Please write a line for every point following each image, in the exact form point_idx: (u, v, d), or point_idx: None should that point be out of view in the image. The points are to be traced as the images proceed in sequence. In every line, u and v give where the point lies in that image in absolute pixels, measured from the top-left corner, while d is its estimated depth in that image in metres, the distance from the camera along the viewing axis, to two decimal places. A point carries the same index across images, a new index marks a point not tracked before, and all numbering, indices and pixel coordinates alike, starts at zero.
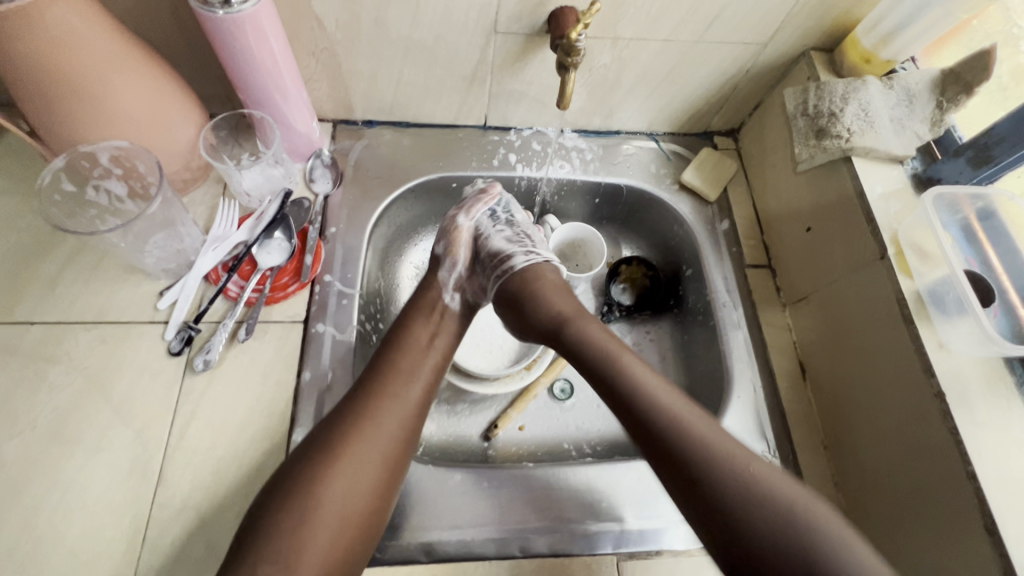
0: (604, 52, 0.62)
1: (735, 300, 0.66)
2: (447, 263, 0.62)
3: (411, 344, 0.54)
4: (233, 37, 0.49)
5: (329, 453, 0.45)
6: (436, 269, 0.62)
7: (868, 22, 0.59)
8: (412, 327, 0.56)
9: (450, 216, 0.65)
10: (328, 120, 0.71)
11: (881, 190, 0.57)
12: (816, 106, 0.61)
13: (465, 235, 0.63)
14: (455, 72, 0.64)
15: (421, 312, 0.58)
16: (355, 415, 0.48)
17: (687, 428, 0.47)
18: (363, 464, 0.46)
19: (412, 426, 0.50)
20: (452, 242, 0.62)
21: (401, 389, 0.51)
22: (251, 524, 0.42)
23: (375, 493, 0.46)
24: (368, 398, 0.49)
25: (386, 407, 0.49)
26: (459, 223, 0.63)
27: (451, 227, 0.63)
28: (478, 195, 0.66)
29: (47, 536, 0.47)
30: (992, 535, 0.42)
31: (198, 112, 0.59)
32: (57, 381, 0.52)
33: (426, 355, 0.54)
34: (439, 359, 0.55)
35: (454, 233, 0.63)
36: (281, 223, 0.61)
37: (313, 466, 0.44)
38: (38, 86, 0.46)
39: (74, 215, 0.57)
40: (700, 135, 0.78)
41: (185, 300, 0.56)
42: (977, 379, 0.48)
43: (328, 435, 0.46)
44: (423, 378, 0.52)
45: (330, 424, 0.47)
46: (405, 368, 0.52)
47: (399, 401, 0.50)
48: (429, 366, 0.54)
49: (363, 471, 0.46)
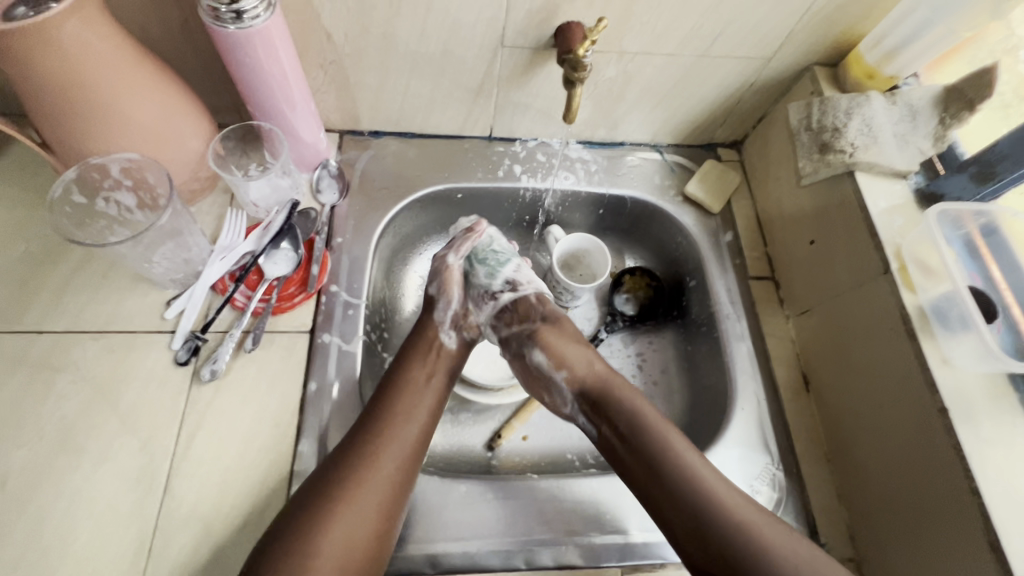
0: (610, 65, 0.62)
1: (739, 312, 0.67)
2: (441, 304, 0.61)
3: (409, 385, 0.55)
4: (245, 51, 0.50)
5: (326, 500, 0.46)
6: (431, 310, 0.61)
7: (871, 38, 0.60)
8: (411, 367, 0.56)
9: (439, 254, 0.63)
10: (335, 130, 0.72)
11: (885, 205, 0.57)
12: (820, 121, 0.62)
13: (455, 275, 0.61)
14: (462, 85, 0.64)
15: (422, 351, 0.58)
16: (352, 459, 0.48)
17: (698, 476, 0.49)
18: (360, 510, 0.46)
19: (410, 467, 0.50)
20: (445, 282, 0.61)
21: (397, 432, 0.51)
22: (251, 573, 0.43)
23: (371, 539, 0.46)
24: (365, 441, 0.50)
25: (383, 451, 0.49)
26: (448, 262, 0.62)
27: (443, 266, 0.62)
28: (466, 234, 0.64)
29: (53, 547, 0.47)
30: (997, 552, 0.42)
31: (207, 124, 0.59)
32: (64, 390, 0.53)
33: (422, 396, 0.54)
34: (438, 399, 0.55)
35: (445, 273, 0.61)
36: (288, 234, 0.61)
37: (310, 513, 0.45)
38: (52, 100, 0.47)
39: (83, 225, 0.57)
40: (704, 147, 0.78)
41: (192, 309, 0.57)
42: (981, 395, 0.48)
43: (327, 479, 0.47)
44: (420, 419, 0.53)
45: (330, 469, 0.48)
46: (400, 410, 0.53)
47: (396, 444, 0.50)
48: (426, 407, 0.54)
49: (361, 518, 0.46)
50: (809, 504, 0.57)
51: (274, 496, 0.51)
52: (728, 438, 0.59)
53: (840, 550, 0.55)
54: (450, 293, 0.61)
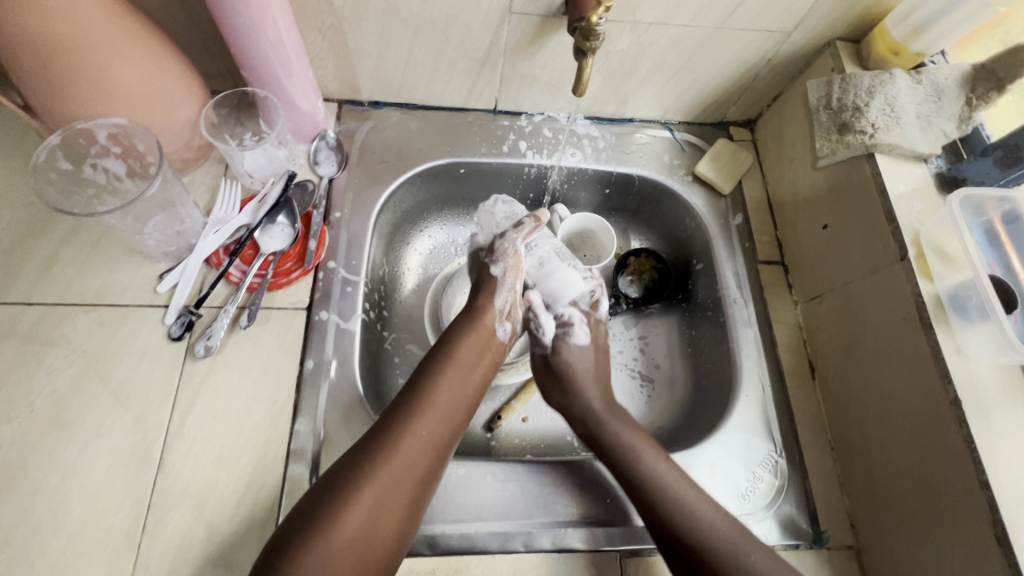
0: (622, 37, 0.59)
1: (747, 297, 0.65)
2: (503, 289, 0.59)
3: (448, 376, 0.53)
4: (237, 12, 0.47)
5: (355, 482, 0.45)
6: (491, 294, 0.59)
7: (899, 12, 0.57)
8: (448, 359, 0.54)
9: (505, 236, 0.61)
10: (334, 100, 0.69)
11: (904, 189, 0.55)
12: (840, 99, 0.60)
13: (523, 265, 0.61)
14: (467, 54, 0.62)
15: (469, 334, 0.56)
16: (382, 446, 0.47)
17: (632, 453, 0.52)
18: (385, 497, 0.45)
19: (442, 457, 0.49)
20: (513, 268, 0.60)
21: (427, 425, 0.49)
22: (280, 543, 0.42)
23: (393, 529, 0.45)
24: (390, 432, 0.48)
25: (415, 438, 0.48)
26: (518, 247, 0.60)
27: (512, 249, 0.60)
28: (532, 220, 0.62)
29: (45, 522, 0.46)
30: (1002, 546, 0.42)
31: (199, 90, 0.56)
32: (55, 364, 0.51)
33: (464, 386, 0.53)
34: (469, 398, 0.53)
35: (515, 259, 0.60)
36: (285, 207, 0.59)
37: (333, 498, 0.44)
38: (37, 65, 0.45)
39: (70, 195, 0.55)
40: (716, 125, 0.75)
41: (185, 284, 0.55)
42: (995, 387, 0.47)
43: (364, 457, 0.46)
44: (459, 409, 0.52)
45: (364, 445, 0.47)
46: (441, 397, 0.51)
47: (430, 430, 0.49)
48: (462, 398, 0.52)
49: (388, 504, 0.45)
50: (810, 494, 0.56)
51: (271, 475, 0.50)
52: (731, 424, 0.58)
53: (840, 537, 0.55)
54: (514, 281, 0.60)
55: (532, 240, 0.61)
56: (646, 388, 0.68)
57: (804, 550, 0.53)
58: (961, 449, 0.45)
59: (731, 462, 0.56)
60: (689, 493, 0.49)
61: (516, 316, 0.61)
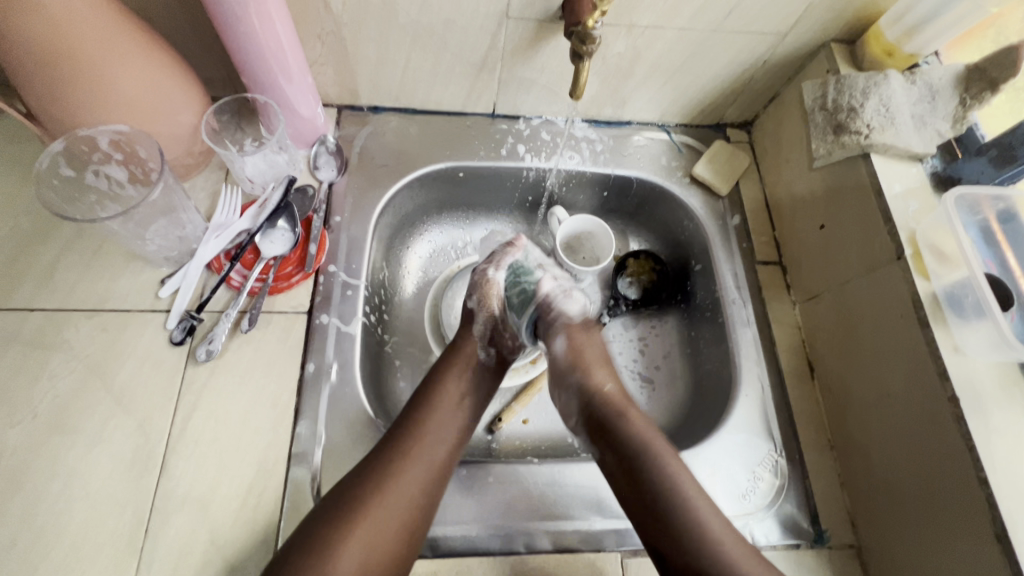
0: (619, 40, 0.60)
1: (745, 297, 0.65)
2: (481, 318, 0.60)
3: (438, 408, 0.53)
4: (238, 19, 0.48)
5: (347, 519, 0.45)
6: (470, 325, 0.59)
7: (892, 14, 0.57)
8: (450, 380, 0.55)
9: (478, 269, 0.62)
10: (333, 106, 0.69)
11: (900, 188, 0.56)
12: (835, 100, 0.60)
13: (498, 289, 0.61)
14: (465, 58, 0.62)
15: (453, 365, 0.56)
16: (374, 480, 0.47)
17: (658, 461, 0.50)
18: (388, 513, 0.46)
19: (435, 491, 0.49)
20: (486, 296, 0.60)
21: (424, 452, 0.50)
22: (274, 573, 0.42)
23: (394, 551, 0.45)
24: (386, 461, 0.48)
25: (406, 473, 0.48)
26: (489, 276, 0.61)
27: (483, 280, 0.61)
28: (504, 249, 0.63)
29: (48, 527, 0.46)
30: (1001, 542, 0.42)
31: (200, 96, 0.57)
32: (57, 369, 0.52)
33: (454, 418, 0.53)
34: (465, 423, 0.54)
35: (486, 287, 0.60)
36: (285, 212, 0.59)
37: (332, 524, 0.44)
38: (41, 75, 0.46)
39: (73, 201, 0.55)
40: (713, 127, 0.76)
41: (187, 288, 0.55)
42: (992, 384, 0.47)
43: (353, 495, 0.46)
44: (448, 443, 0.52)
45: (356, 479, 0.47)
46: (431, 430, 0.51)
47: (420, 465, 0.49)
48: (453, 429, 0.53)
49: (380, 539, 0.45)
50: (811, 493, 0.56)
51: (273, 478, 0.50)
52: (731, 425, 0.59)
53: (840, 537, 0.55)
54: (491, 309, 0.60)
55: (506, 266, 0.62)
56: (645, 389, 0.69)
57: (805, 549, 0.54)
58: (962, 457, 0.45)
59: (731, 462, 0.57)
60: (691, 486, 0.48)
61: (501, 343, 0.60)
